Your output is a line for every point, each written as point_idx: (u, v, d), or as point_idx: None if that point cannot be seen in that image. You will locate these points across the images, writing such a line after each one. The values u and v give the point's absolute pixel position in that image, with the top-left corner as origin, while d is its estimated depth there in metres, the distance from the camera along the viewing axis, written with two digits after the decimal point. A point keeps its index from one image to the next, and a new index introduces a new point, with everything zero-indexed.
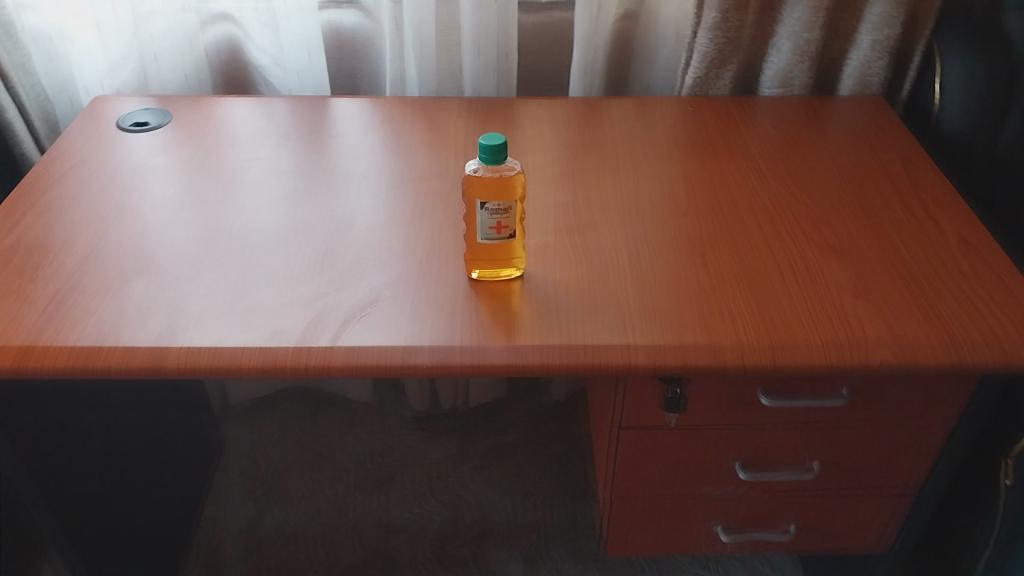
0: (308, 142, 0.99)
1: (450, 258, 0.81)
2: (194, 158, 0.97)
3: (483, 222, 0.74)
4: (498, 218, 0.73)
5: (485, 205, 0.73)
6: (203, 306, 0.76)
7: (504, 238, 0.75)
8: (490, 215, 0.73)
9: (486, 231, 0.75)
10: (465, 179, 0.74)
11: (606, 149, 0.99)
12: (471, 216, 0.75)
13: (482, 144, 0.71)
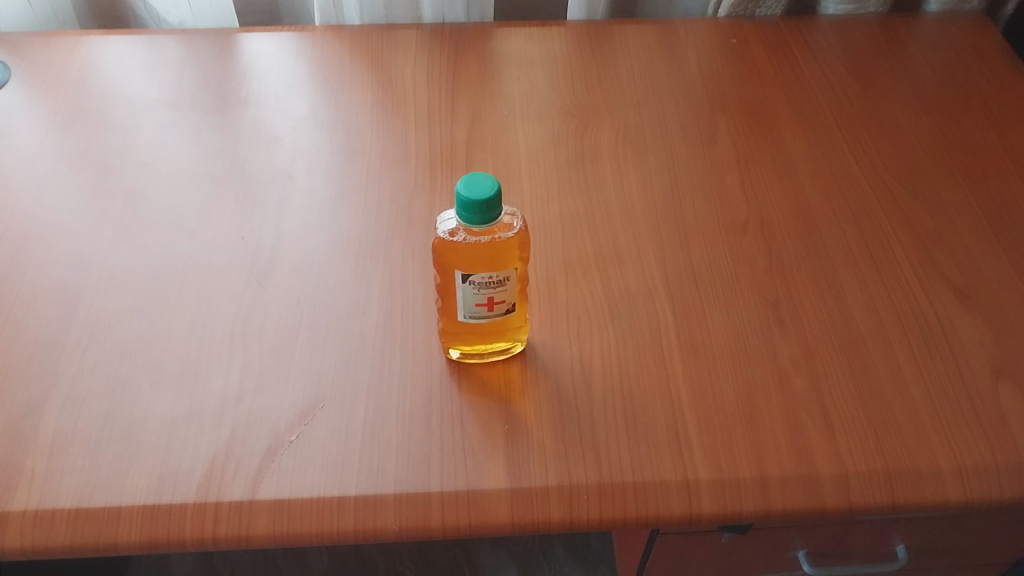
0: (210, 112, 0.70)
1: (417, 320, 0.57)
2: (45, 143, 0.68)
3: (467, 298, 0.49)
4: (490, 294, 0.49)
5: (469, 277, 0.48)
6: (56, 423, 0.51)
7: (498, 315, 0.51)
8: (478, 290, 0.48)
9: (471, 309, 0.50)
10: (438, 239, 0.49)
11: (625, 115, 0.72)
12: (450, 285, 0.50)
13: (462, 196, 0.45)
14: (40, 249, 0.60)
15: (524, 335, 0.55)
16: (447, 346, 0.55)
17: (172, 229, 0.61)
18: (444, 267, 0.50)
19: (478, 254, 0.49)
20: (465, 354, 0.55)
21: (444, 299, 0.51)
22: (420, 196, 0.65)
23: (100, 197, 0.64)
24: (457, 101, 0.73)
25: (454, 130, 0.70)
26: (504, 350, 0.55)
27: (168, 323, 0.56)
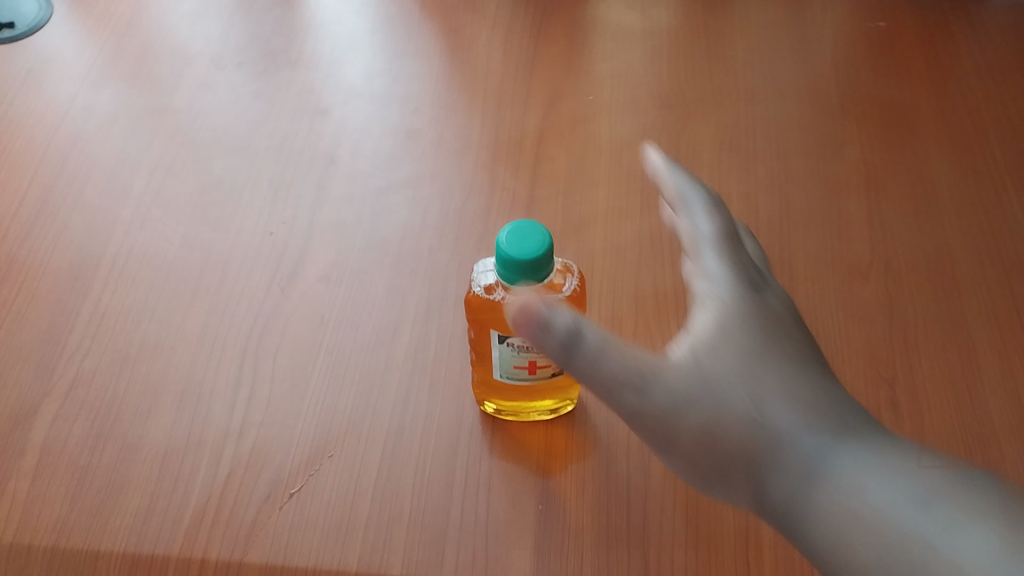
0: (256, 74, 0.63)
1: (452, 358, 0.49)
2: (79, 100, 0.62)
3: (504, 359, 0.41)
4: (533, 357, 0.41)
5: (507, 338, 0.40)
6: (43, 438, 0.46)
7: (542, 379, 0.43)
8: (518, 353, 0.40)
9: (509, 371, 0.42)
10: (470, 294, 0.41)
11: (734, 112, 0.61)
12: (485, 341, 0.42)
13: (505, 251, 0.36)
14: (56, 227, 0.55)
15: (573, 395, 0.47)
16: (480, 399, 0.47)
17: (194, 217, 0.55)
18: (479, 323, 0.42)
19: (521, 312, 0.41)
20: (501, 412, 0.46)
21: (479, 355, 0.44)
22: (477, 198, 0.56)
23: (127, 169, 0.58)
24: (534, 79, 0.62)
25: (526, 116, 0.60)
26: (549, 411, 0.47)
27: (176, 330, 0.50)
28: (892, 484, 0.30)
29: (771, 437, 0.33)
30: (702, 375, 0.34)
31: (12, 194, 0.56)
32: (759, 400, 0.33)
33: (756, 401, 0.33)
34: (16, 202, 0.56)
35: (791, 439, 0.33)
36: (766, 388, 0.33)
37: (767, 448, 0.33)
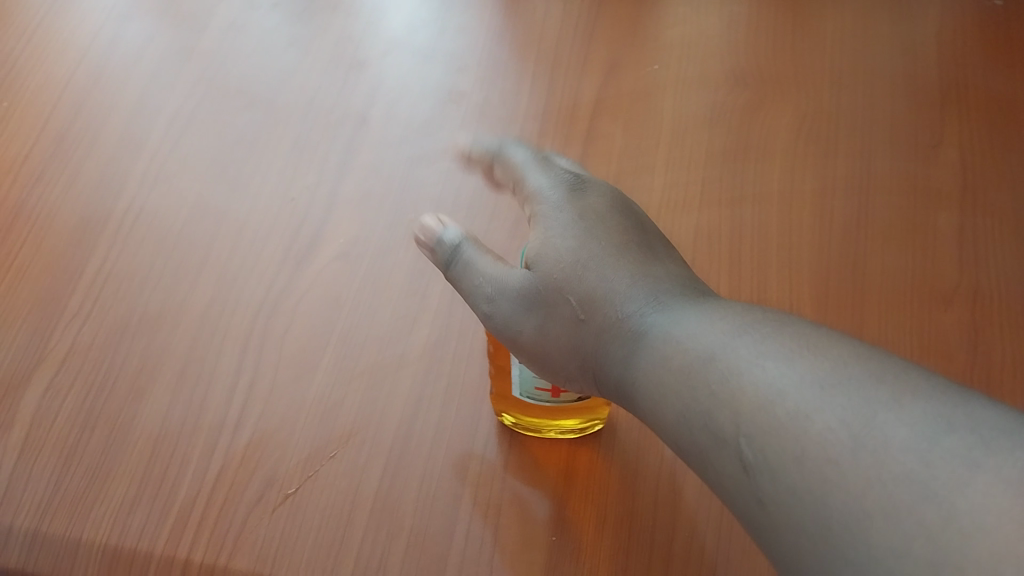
0: (291, 17, 0.58)
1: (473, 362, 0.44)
2: (103, 36, 0.58)
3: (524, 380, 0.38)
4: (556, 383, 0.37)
5: None
6: (33, 410, 0.43)
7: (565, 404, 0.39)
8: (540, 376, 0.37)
9: (528, 394, 0.39)
10: None
11: (816, 95, 0.54)
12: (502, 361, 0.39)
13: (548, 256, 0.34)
14: (67, 176, 0.51)
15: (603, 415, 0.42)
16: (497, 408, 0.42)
17: (211, 175, 0.51)
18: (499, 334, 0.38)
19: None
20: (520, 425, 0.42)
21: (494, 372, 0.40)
22: None
23: (146, 116, 0.54)
24: (593, 43, 0.56)
25: (581, 84, 0.54)
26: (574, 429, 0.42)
27: (181, 300, 0.46)
28: (703, 330, 0.26)
29: (600, 329, 0.30)
30: (538, 279, 0.32)
31: (25, 136, 0.53)
32: (594, 282, 0.31)
33: (591, 283, 0.31)
34: (28, 145, 0.52)
35: (620, 309, 0.30)
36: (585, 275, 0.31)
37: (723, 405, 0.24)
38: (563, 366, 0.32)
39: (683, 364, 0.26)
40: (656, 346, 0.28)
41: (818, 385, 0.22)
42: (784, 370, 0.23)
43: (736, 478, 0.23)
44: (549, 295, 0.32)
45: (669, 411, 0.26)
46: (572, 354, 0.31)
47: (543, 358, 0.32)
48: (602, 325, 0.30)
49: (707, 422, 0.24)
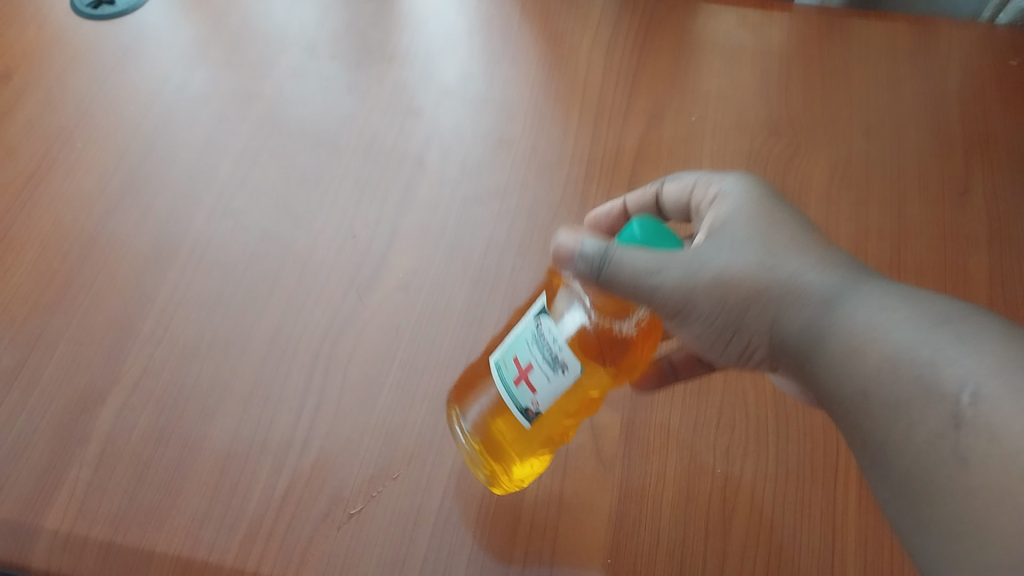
0: (349, 67, 0.62)
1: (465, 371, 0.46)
2: (172, 81, 0.61)
3: (517, 339, 0.38)
4: (532, 362, 0.36)
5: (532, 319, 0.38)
6: (109, 426, 0.45)
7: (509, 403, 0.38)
8: (533, 335, 0.37)
9: (504, 356, 0.38)
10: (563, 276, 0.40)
11: (847, 146, 0.56)
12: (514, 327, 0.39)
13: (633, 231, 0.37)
14: (139, 210, 0.54)
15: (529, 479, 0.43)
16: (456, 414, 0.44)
17: (277, 212, 0.54)
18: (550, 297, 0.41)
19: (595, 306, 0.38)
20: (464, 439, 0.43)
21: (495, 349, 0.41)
22: (565, 217, 0.53)
23: (213, 155, 0.57)
24: (636, 94, 0.59)
25: (624, 132, 0.57)
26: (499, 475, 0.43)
27: (249, 328, 0.49)
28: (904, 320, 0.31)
29: (783, 296, 0.35)
30: (729, 272, 0.36)
31: (99, 173, 0.56)
32: (758, 261, 0.36)
33: (766, 255, 0.36)
34: (102, 181, 0.55)
35: (816, 295, 0.34)
36: (755, 259, 0.36)
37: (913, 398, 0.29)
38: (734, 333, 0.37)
39: (889, 354, 0.31)
40: (857, 335, 0.32)
41: (964, 357, 0.28)
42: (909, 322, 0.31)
43: (940, 443, 0.28)
44: (729, 264, 0.36)
45: (864, 374, 0.31)
46: (760, 320, 0.36)
47: (718, 318, 0.37)
48: (789, 295, 0.35)
49: (896, 391, 0.30)
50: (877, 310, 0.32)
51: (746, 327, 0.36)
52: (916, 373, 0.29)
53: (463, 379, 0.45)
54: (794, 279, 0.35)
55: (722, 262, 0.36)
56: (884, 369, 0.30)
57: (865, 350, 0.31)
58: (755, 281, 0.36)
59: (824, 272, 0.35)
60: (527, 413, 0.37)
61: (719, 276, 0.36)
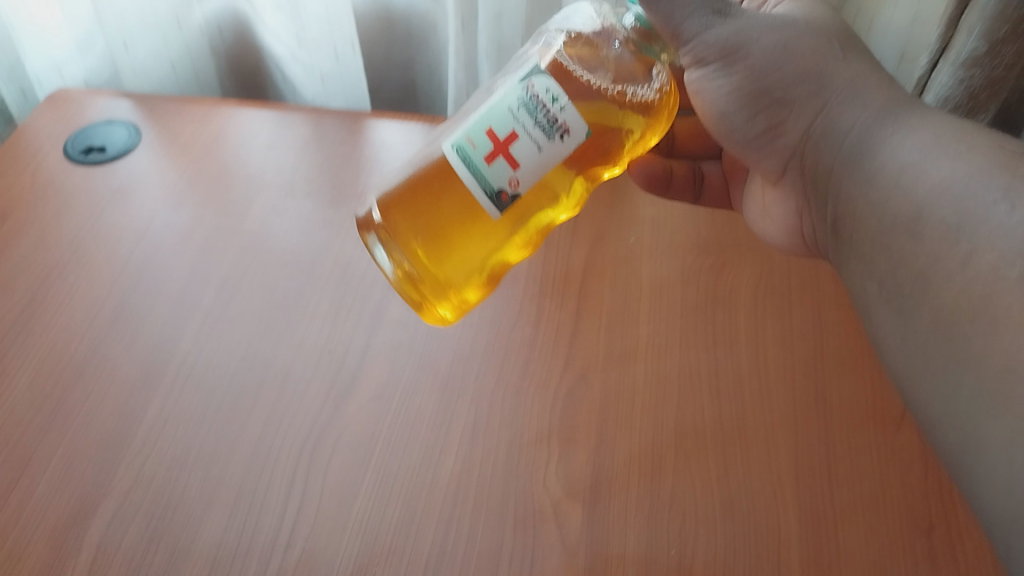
0: (322, 203, 0.68)
1: (395, 183, 0.50)
2: (158, 217, 0.67)
3: (493, 113, 0.43)
4: (516, 132, 0.42)
5: (527, 90, 0.42)
6: (101, 536, 0.47)
7: (479, 188, 0.43)
8: (520, 104, 0.42)
9: (474, 130, 0.43)
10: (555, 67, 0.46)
11: (769, 258, 0.64)
12: (476, 110, 0.44)
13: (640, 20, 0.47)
14: (127, 334, 0.58)
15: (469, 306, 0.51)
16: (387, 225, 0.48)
17: (259, 329, 0.58)
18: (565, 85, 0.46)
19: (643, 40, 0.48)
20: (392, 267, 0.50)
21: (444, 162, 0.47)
22: (523, 327, 0.59)
23: (197, 283, 0.62)
24: (581, 217, 0.67)
25: (572, 254, 0.64)
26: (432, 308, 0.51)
27: (236, 435, 0.52)
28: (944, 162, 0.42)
29: (833, 106, 0.48)
30: (798, 59, 0.49)
31: (89, 304, 0.60)
32: (827, 44, 0.49)
33: (838, 49, 0.49)
34: (94, 309, 0.60)
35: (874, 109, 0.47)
36: (823, 43, 0.49)
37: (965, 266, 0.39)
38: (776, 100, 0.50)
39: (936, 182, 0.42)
40: (893, 150, 0.45)
41: (1000, 183, 0.40)
42: (961, 167, 0.41)
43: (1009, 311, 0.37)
44: (794, 39, 0.49)
45: (904, 206, 0.43)
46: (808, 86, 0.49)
47: (758, 85, 0.49)
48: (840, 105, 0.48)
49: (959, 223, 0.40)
50: (908, 134, 0.45)
51: (791, 95, 0.49)
52: (968, 232, 0.39)
53: (397, 190, 0.49)
54: (850, 81, 0.48)
55: (768, 29, 0.49)
56: (942, 189, 0.41)
57: (884, 165, 0.45)
58: (805, 50, 0.49)
59: (882, 94, 0.47)
60: (502, 196, 0.43)
61: (780, 45, 0.49)
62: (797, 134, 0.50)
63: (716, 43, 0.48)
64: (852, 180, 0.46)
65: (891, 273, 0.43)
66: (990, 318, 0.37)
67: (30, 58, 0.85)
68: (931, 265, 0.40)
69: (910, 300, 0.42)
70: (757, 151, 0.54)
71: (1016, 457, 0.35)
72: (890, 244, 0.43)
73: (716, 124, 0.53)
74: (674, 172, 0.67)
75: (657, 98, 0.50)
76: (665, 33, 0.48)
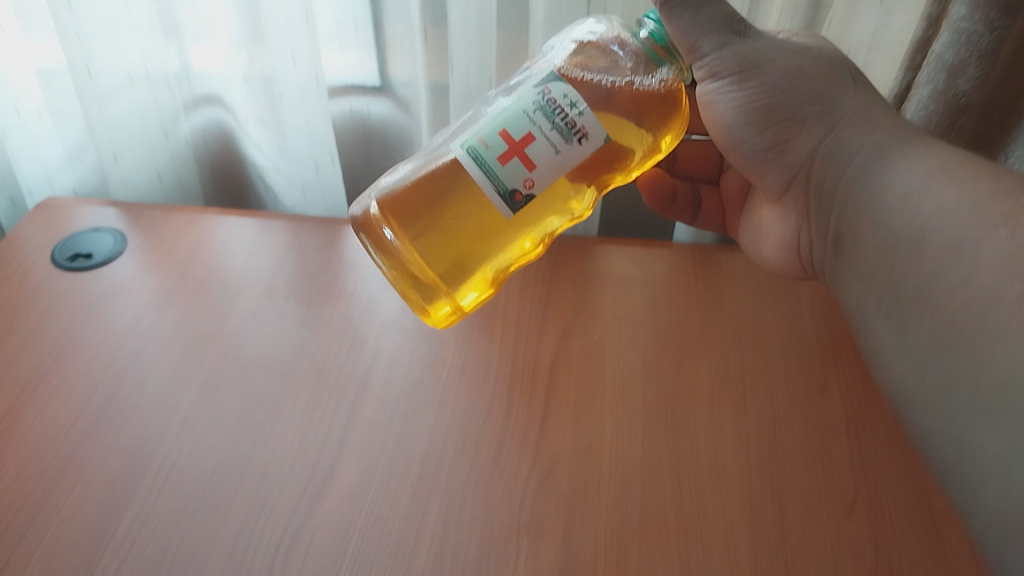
0: (301, 306, 0.72)
1: (401, 182, 0.57)
2: (142, 320, 0.70)
3: (507, 120, 0.50)
4: (531, 134, 0.49)
5: (543, 100, 0.50)
6: None
7: (494, 188, 0.50)
8: (534, 108, 0.50)
9: (489, 136, 0.50)
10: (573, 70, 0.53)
11: (725, 353, 0.68)
12: (489, 116, 0.51)
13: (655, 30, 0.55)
14: (108, 436, 0.60)
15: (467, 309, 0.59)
16: (391, 229, 0.56)
17: (237, 430, 0.60)
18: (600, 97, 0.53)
19: (653, 49, 0.55)
20: (386, 262, 0.57)
21: (448, 178, 0.55)
22: (492, 423, 0.61)
23: (178, 384, 0.64)
24: (547, 317, 0.70)
25: (539, 351, 0.67)
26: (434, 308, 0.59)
27: (213, 535, 0.53)
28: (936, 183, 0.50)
29: (841, 123, 0.57)
30: (809, 77, 0.58)
31: (71, 407, 0.62)
32: (836, 73, 0.58)
33: (847, 77, 0.58)
34: (76, 411, 0.61)
35: (881, 127, 0.56)
36: (831, 70, 0.58)
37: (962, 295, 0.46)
38: (785, 115, 0.59)
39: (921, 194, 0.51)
40: (896, 155, 0.54)
41: (1000, 210, 0.47)
42: (956, 196, 0.49)
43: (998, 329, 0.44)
44: (807, 63, 0.58)
45: (907, 217, 0.51)
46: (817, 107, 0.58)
47: (768, 100, 0.58)
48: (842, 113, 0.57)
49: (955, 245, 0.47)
50: (907, 168, 0.53)
51: (801, 112, 0.58)
52: (971, 252, 0.46)
53: (399, 191, 0.57)
54: (855, 106, 0.57)
55: (785, 53, 0.58)
56: (941, 213, 0.49)
57: (890, 185, 0.53)
58: (817, 72, 0.58)
59: (887, 123, 0.56)
60: (515, 195, 0.49)
61: (794, 68, 0.58)
62: (806, 149, 0.60)
63: (731, 58, 0.57)
64: (859, 201, 0.55)
65: (892, 291, 0.51)
66: (987, 335, 0.44)
67: (24, 167, 0.91)
68: (934, 280, 0.48)
69: (911, 316, 0.49)
70: (765, 163, 0.63)
71: (1010, 467, 0.42)
72: (892, 260, 0.52)
73: (724, 136, 0.62)
74: (677, 192, 0.77)
75: (663, 88, 0.56)
76: (684, 47, 0.56)
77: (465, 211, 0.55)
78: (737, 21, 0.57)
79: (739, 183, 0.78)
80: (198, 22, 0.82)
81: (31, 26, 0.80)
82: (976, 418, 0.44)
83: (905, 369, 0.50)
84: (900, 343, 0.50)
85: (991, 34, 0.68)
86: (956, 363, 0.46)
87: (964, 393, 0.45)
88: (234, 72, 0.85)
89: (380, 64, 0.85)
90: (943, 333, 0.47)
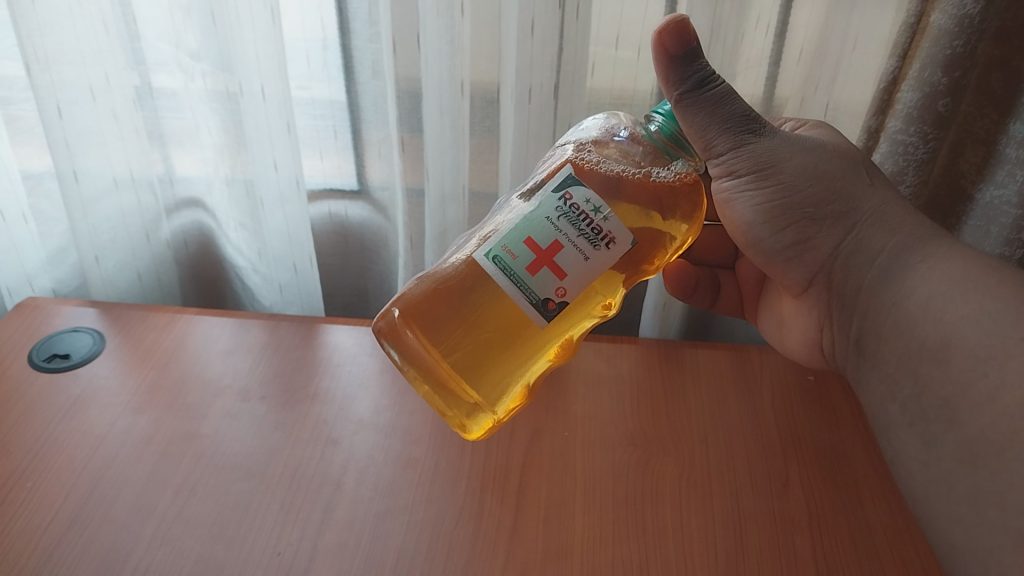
0: (276, 406, 0.73)
1: (421, 284, 0.59)
2: (117, 420, 0.71)
3: (530, 228, 0.53)
4: (559, 242, 0.52)
5: (562, 207, 0.53)
6: None
7: (526, 298, 0.53)
8: (557, 213, 0.53)
9: (514, 245, 0.53)
10: (584, 167, 0.56)
11: (692, 450, 0.70)
12: (510, 224, 0.54)
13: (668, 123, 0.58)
14: (80, 543, 0.60)
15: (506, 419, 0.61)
16: (414, 336, 0.58)
17: (210, 535, 0.61)
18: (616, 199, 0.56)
19: (664, 144, 0.59)
20: (412, 371, 0.58)
21: (474, 291, 0.57)
22: (464, 523, 0.63)
23: (152, 488, 0.64)
24: (517, 420, 0.72)
25: (511, 450, 0.69)
26: (473, 423, 0.60)
27: None
28: (959, 296, 0.54)
29: (859, 221, 0.61)
30: (823, 175, 0.61)
31: (44, 511, 0.62)
32: (852, 169, 0.62)
33: (868, 175, 0.62)
34: (49, 515, 0.62)
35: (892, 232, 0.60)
36: (842, 166, 0.62)
37: (987, 415, 0.50)
38: (803, 215, 0.62)
39: (945, 298, 0.55)
40: (919, 254, 0.58)
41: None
42: (982, 306, 0.53)
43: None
44: (817, 159, 0.61)
45: (928, 328, 0.55)
46: (834, 207, 0.61)
47: (787, 199, 0.61)
48: (857, 213, 0.61)
49: (980, 356, 0.51)
50: (929, 274, 0.57)
51: (821, 211, 0.62)
52: (996, 364, 0.50)
53: (418, 297, 0.58)
54: (879, 206, 0.61)
55: (801, 151, 0.61)
56: (962, 323, 0.53)
57: (914, 291, 0.57)
58: (831, 170, 0.61)
59: (891, 233, 0.60)
60: (548, 303, 0.53)
61: (811, 166, 0.61)
62: (826, 249, 0.63)
63: (749, 157, 0.60)
64: (883, 305, 0.59)
65: (916, 398, 0.55)
66: (1016, 454, 0.48)
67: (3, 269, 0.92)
68: (958, 394, 0.52)
69: (937, 426, 0.53)
70: (785, 261, 0.66)
71: None
72: (916, 368, 0.55)
73: (744, 234, 0.65)
74: (700, 281, 0.81)
75: (678, 179, 0.58)
76: (699, 143, 0.60)
77: (496, 324, 0.58)
78: (751, 119, 0.60)
79: (755, 272, 0.82)
80: (183, 130, 0.87)
81: (21, 134, 0.84)
82: (1004, 538, 0.48)
83: (928, 478, 0.54)
84: (925, 449, 0.54)
85: (926, 146, 0.74)
86: (983, 479, 0.50)
87: (994, 509, 0.49)
88: (216, 177, 0.89)
89: (359, 170, 0.89)
90: (970, 449, 0.51)
